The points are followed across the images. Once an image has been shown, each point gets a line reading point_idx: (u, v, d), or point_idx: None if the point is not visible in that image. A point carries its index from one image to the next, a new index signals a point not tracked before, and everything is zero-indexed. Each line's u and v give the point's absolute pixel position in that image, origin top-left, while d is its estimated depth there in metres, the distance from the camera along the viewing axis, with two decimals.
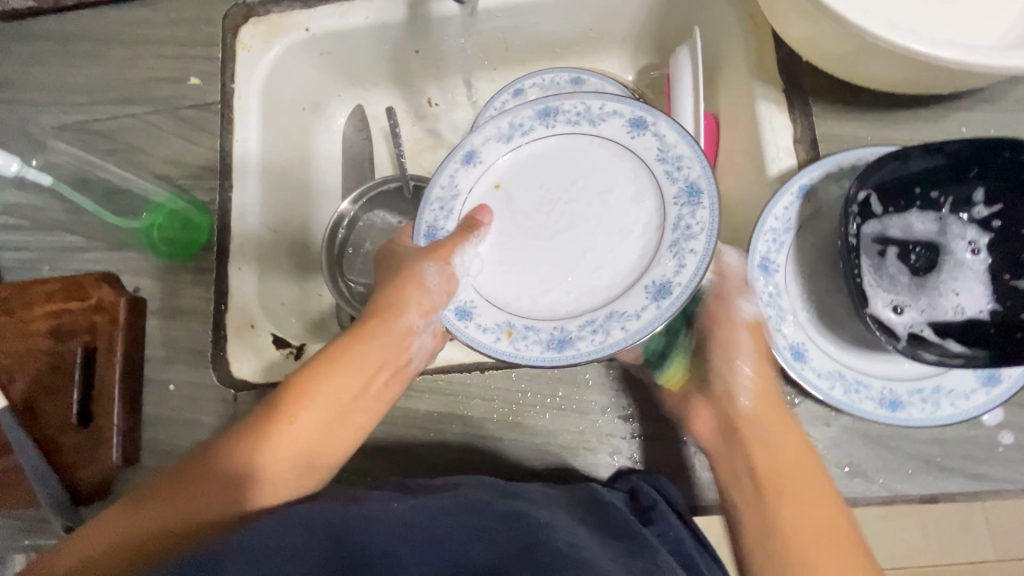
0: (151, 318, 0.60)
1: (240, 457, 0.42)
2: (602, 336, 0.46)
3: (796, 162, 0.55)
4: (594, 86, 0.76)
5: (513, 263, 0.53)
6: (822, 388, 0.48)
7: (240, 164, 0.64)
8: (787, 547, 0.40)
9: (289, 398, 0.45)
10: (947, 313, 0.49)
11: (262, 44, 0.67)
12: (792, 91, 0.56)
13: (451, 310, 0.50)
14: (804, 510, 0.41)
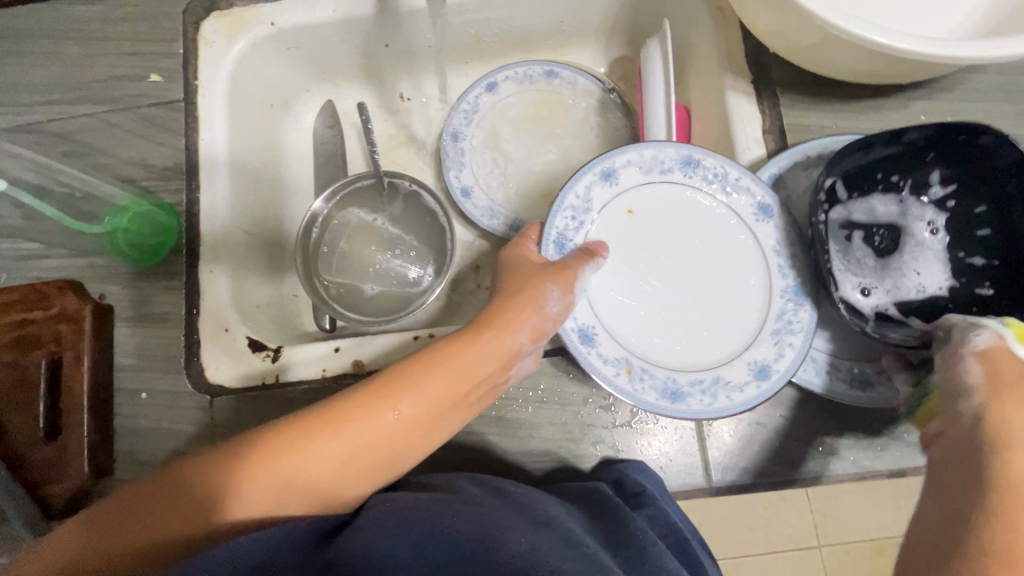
0: (120, 325, 0.58)
1: (244, 472, 0.39)
2: (711, 401, 0.49)
3: (765, 152, 0.56)
4: (565, 79, 0.77)
5: (619, 307, 0.53)
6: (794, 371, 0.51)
7: (208, 164, 0.62)
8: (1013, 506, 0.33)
9: (326, 413, 0.42)
10: (909, 293, 0.51)
11: (227, 39, 0.65)
12: (760, 82, 0.57)
13: (576, 332, 0.50)
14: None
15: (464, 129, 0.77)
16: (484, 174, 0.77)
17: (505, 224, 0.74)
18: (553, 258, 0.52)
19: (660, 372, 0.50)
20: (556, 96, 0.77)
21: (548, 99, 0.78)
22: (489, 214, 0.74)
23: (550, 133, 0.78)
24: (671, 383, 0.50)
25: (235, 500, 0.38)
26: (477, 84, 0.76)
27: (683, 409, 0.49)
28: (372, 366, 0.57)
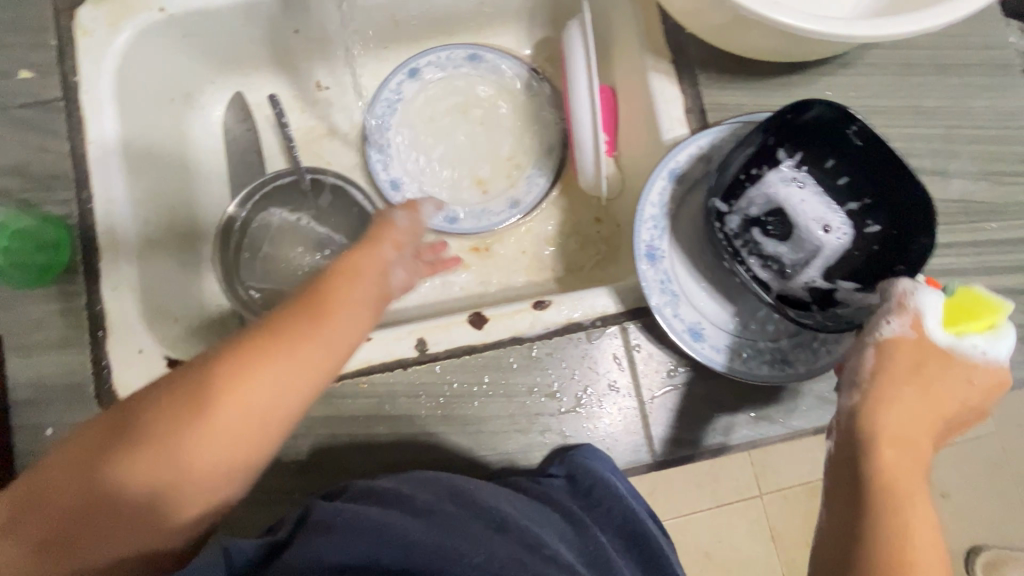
0: (13, 356, 0.52)
1: (173, 460, 0.40)
2: (824, 355, 0.50)
3: (688, 131, 0.57)
4: (491, 62, 0.75)
5: (710, 294, 0.53)
6: (721, 361, 0.51)
7: (100, 169, 0.56)
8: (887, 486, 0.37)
9: (233, 376, 0.41)
10: (832, 251, 0.52)
11: (109, 27, 0.58)
12: (679, 62, 0.58)
13: (686, 332, 0.51)
14: (910, 454, 0.38)
15: (390, 117, 0.74)
16: (414, 166, 0.75)
17: (440, 215, 0.73)
18: (648, 270, 0.52)
19: (765, 342, 0.52)
20: (483, 80, 0.75)
21: (476, 83, 0.75)
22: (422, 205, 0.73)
23: (479, 118, 0.76)
24: (781, 350, 0.51)
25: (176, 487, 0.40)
26: (399, 69, 0.73)
27: (801, 369, 0.51)
28: None
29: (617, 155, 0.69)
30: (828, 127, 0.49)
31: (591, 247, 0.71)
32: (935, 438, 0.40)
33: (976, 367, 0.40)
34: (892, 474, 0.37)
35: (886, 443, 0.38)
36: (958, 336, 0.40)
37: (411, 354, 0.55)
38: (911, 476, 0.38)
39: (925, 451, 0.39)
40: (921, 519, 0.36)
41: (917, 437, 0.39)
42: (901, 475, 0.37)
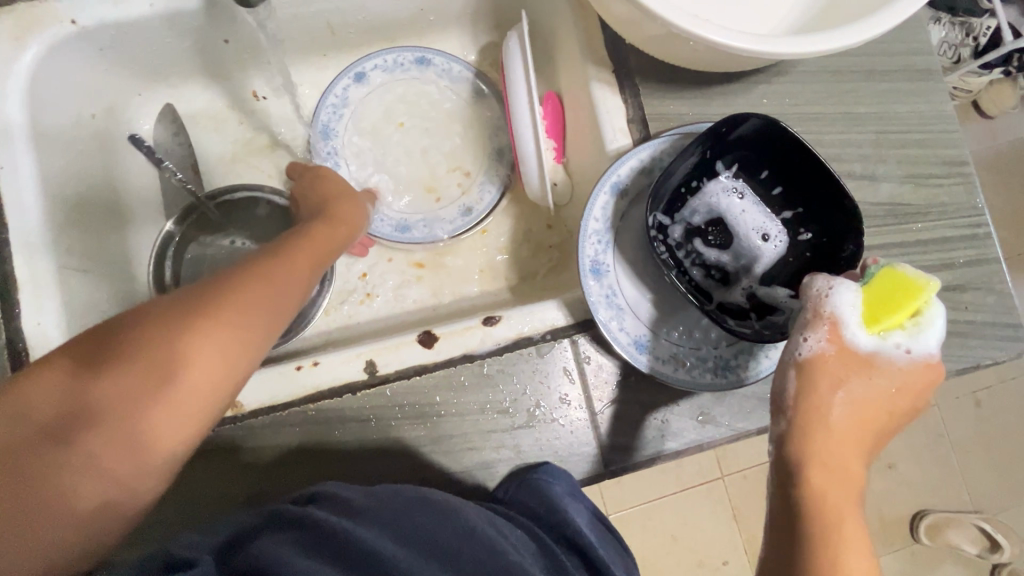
0: None
1: (159, 394, 0.38)
2: (763, 359, 0.52)
3: (630, 141, 0.57)
4: (437, 66, 0.73)
5: (656, 304, 0.54)
6: (666, 372, 0.52)
7: (13, 196, 0.53)
8: (816, 502, 0.39)
9: (197, 326, 0.39)
10: (767, 257, 0.54)
11: (14, 42, 0.54)
12: (620, 72, 0.58)
13: (631, 345, 0.52)
14: (837, 465, 0.40)
15: (334, 126, 0.72)
16: (362, 176, 0.72)
17: (391, 226, 0.71)
18: (594, 285, 0.52)
19: (708, 350, 0.53)
20: (429, 85, 0.74)
21: (422, 88, 0.74)
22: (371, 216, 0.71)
23: (428, 124, 0.74)
24: (723, 358, 0.53)
25: (143, 450, 0.37)
26: (342, 74, 0.71)
27: (742, 375, 0.52)
28: (254, 405, 0.53)
29: (565, 161, 0.69)
30: (761, 140, 0.51)
31: (543, 253, 0.72)
32: (868, 447, 0.42)
33: (899, 367, 0.42)
34: (819, 489, 0.39)
35: (815, 456, 0.40)
36: (881, 331, 0.42)
37: (361, 378, 0.54)
38: (840, 488, 0.40)
39: (854, 463, 0.41)
40: (849, 531, 0.38)
41: (845, 450, 0.41)
42: (830, 487, 0.39)
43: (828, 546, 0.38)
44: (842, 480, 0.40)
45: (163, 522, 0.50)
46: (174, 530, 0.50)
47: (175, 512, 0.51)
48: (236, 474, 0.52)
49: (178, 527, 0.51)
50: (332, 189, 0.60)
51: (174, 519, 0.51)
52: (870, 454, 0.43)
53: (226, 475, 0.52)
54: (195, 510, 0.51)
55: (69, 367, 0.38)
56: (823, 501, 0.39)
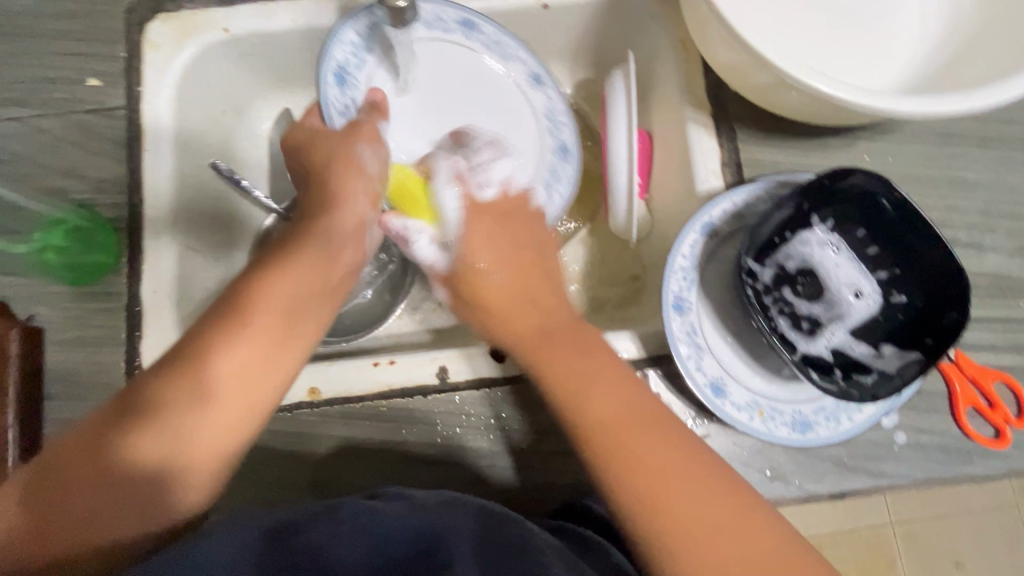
0: (52, 351, 0.55)
1: (207, 388, 0.42)
2: (837, 423, 0.50)
3: (723, 184, 0.58)
4: (521, 63, 0.65)
5: (734, 352, 0.53)
6: (741, 420, 0.50)
7: (150, 177, 0.58)
8: (621, 470, 0.41)
9: (236, 330, 0.44)
10: (858, 315, 0.52)
11: (175, 43, 0.61)
12: (718, 116, 0.59)
13: (707, 386, 0.51)
14: (618, 441, 0.42)
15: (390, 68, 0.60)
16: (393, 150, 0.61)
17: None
18: (675, 321, 0.52)
19: (785, 402, 0.51)
20: (511, 78, 0.65)
21: (500, 78, 0.65)
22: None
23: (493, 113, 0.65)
24: (802, 414, 0.51)
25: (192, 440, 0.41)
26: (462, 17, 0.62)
27: (818, 435, 0.50)
28: (330, 395, 0.55)
29: (648, 196, 0.69)
30: (863, 197, 0.50)
31: (615, 286, 0.72)
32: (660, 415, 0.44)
33: (483, 202, 0.55)
34: (606, 443, 0.42)
35: (588, 406, 0.44)
36: (428, 201, 0.53)
37: (433, 382, 0.55)
38: (630, 437, 0.42)
39: (647, 435, 0.42)
40: (676, 488, 0.40)
41: (613, 425, 0.43)
42: (610, 432, 0.43)
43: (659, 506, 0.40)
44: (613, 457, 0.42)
45: (234, 492, 0.53)
46: (241, 504, 0.53)
47: (244, 487, 0.53)
48: (303, 460, 0.54)
49: (244, 500, 0.53)
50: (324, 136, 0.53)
51: (242, 493, 0.53)
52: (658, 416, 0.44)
53: (292, 456, 0.54)
54: (261, 489, 0.53)
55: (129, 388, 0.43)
56: (630, 473, 0.41)
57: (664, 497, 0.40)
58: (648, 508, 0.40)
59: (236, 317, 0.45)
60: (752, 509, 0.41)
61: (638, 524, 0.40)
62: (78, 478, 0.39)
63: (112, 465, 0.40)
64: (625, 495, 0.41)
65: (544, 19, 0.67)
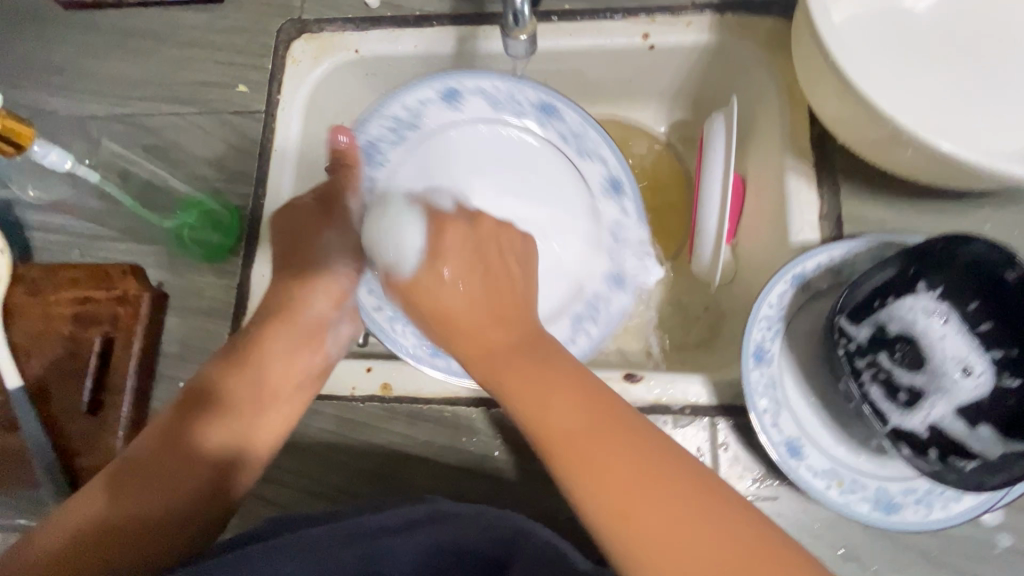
0: (171, 315, 0.62)
1: (272, 374, 0.53)
2: (929, 511, 0.46)
3: (818, 237, 0.56)
4: (602, 163, 0.64)
5: (812, 413, 0.50)
6: (816, 487, 0.47)
7: (274, 175, 0.65)
8: (617, 510, 0.34)
9: (267, 334, 0.54)
10: (964, 395, 0.47)
11: (312, 59, 0.68)
12: (821, 168, 0.58)
13: (781, 445, 0.48)
14: (622, 494, 0.34)
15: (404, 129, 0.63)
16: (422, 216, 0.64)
17: (417, 337, 0.58)
18: (753, 371, 0.50)
19: (869, 477, 0.47)
20: (585, 176, 0.65)
21: (574, 177, 0.65)
22: (389, 311, 0.59)
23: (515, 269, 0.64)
24: (886, 492, 0.47)
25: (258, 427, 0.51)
26: (430, 84, 0.62)
27: (905, 520, 0.46)
28: (400, 393, 0.57)
29: (735, 242, 0.68)
30: (981, 266, 0.46)
31: (690, 328, 0.70)
32: (619, 461, 0.35)
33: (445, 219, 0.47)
34: (628, 525, 0.33)
35: (545, 422, 0.38)
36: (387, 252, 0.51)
37: (497, 396, 0.57)
38: (617, 499, 0.34)
39: (632, 482, 0.34)
40: (685, 534, 0.33)
41: (609, 477, 0.35)
42: (630, 506, 0.34)
43: (673, 574, 0.32)
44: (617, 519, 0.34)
45: (298, 469, 0.57)
46: (302, 484, 0.56)
47: (308, 468, 0.57)
48: (368, 451, 0.56)
49: (305, 481, 0.56)
50: (305, 214, 0.57)
51: (305, 473, 0.57)
52: (627, 463, 0.35)
53: (356, 448, 0.57)
54: (325, 472, 0.56)
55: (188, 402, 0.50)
56: (627, 510, 0.34)
57: (653, 535, 0.33)
58: (644, 568, 0.33)
59: (276, 315, 0.55)
60: (732, 514, 0.34)
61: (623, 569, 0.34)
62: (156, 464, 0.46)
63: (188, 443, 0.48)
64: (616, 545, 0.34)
65: (648, 59, 0.68)
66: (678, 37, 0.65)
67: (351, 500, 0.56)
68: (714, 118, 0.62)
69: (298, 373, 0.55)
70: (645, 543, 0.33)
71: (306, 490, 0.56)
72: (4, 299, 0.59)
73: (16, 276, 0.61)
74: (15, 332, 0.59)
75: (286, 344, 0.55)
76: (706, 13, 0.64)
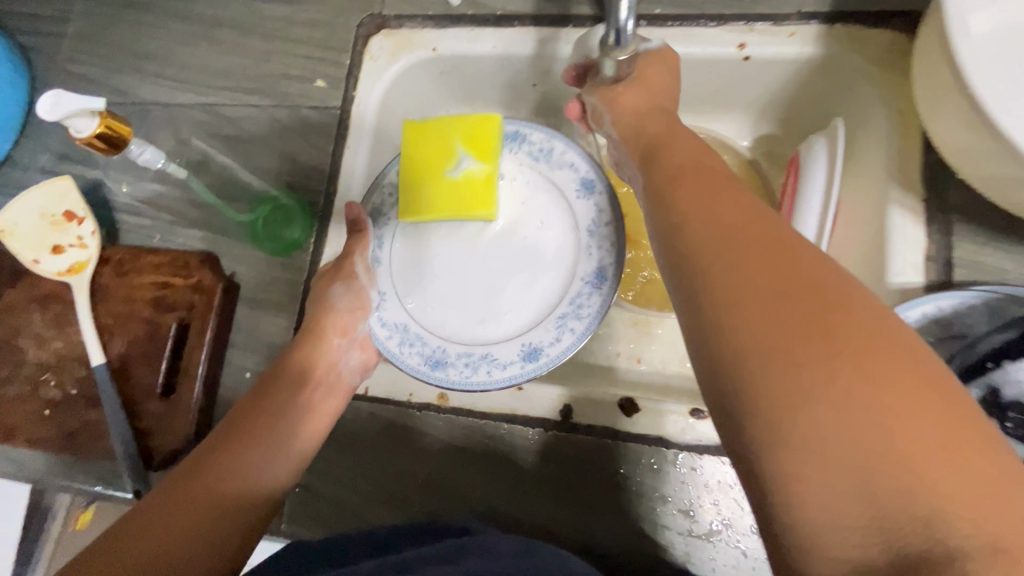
0: (241, 306, 0.64)
1: (302, 387, 0.52)
2: None
3: (923, 281, 0.50)
4: (572, 169, 0.60)
5: None
6: None
7: (345, 173, 0.65)
8: (811, 370, 0.29)
9: (302, 351, 0.54)
10: None
11: (390, 56, 0.68)
12: (932, 203, 0.52)
13: None
14: (822, 351, 0.30)
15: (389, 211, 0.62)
16: (441, 237, 0.61)
17: (422, 356, 0.57)
18: None
19: None
20: (557, 185, 0.60)
21: (546, 189, 0.61)
22: (400, 337, 0.58)
23: (509, 271, 0.60)
24: None
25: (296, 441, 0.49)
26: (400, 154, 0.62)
27: None
28: (457, 403, 0.57)
29: None
30: None
31: None
32: (814, 312, 0.31)
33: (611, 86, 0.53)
34: (818, 355, 0.29)
35: (722, 262, 0.34)
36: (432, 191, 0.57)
37: (555, 418, 0.55)
38: (814, 340, 0.30)
39: (844, 345, 0.29)
40: (894, 407, 0.28)
41: (806, 322, 0.30)
42: (825, 355, 0.29)
43: (874, 444, 0.28)
44: (819, 357, 0.29)
45: (353, 471, 0.57)
46: (355, 486, 0.57)
47: (361, 471, 0.57)
48: (422, 460, 0.56)
49: (358, 484, 0.57)
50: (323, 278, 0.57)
51: (359, 476, 0.57)
52: (826, 328, 0.30)
53: (410, 456, 0.57)
54: (378, 477, 0.57)
55: (229, 424, 0.49)
56: (828, 358, 0.29)
57: (860, 400, 0.28)
58: (828, 430, 0.28)
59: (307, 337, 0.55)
60: (939, 396, 0.29)
61: (779, 468, 0.29)
62: (193, 488, 0.42)
63: (228, 458, 0.45)
64: (814, 426, 0.29)
65: (741, 70, 0.63)
66: (777, 48, 0.60)
67: (402, 508, 0.56)
68: (836, 123, 0.56)
69: (329, 389, 0.54)
70: (837, 409, 0.28)
71: (359, 491, 0.57)
72: (91, 278, 0.63)
73: (105, 257, 0.64)
74: (100, 311, 0.62)
75: (319, 362, 0.54)
76: (812, 23, 0.59)
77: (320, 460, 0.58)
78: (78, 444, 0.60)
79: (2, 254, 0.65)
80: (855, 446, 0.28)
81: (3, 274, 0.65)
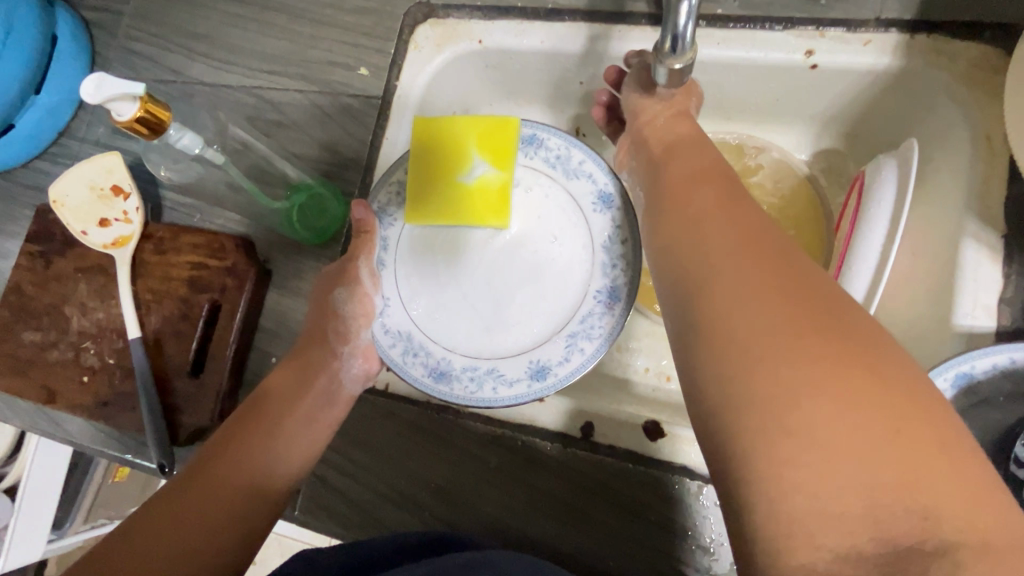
0: (272, 291, 0.64)
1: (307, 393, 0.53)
2: None
3: (995, 327, 0.46)
4: (591, 180, 0.57)
5: None
6: None
7: (381, 165, 0.64)
8: (790, 378, 0.29)
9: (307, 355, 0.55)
10: None
11: (435, 47, 0.66)
12: (1014, 240, 0.47)
13: None
14: (806, 361, 0.29)
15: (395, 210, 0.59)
16: (452, 244, 0.59)
17: (426, 368, 0.55)
18: None
19: None
20: (573, 197, 0.57)
21: (564, 203, 0.58)
22: (403, 346, 0.55)
23: (519, 283, 0.58)
24: None
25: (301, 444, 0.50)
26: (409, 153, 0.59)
27: None
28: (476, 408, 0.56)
29: None
30: None
31: None
32: (797, 323, 0.31)
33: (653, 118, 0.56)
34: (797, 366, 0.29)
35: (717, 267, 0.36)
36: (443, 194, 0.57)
37: (576, 435, 0.53)
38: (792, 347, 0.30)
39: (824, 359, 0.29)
40: (867, 423, 0.27)
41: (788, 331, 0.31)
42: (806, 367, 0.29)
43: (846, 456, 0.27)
44: (799, 365, 0.29)
45: (367, 467, 0.57)
46: (369, 483, 0.57)
47: (375, 468, 0.57)
48: (435, 464, 0.56)
49: (371, 480, 0.57)
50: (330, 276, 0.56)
51: (373, 473, 0.57)
52: (810, 340, 0.30)
53: (425, 457, 0.56)
54: (392, 476, 0.56)
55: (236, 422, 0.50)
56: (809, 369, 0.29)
57: (839, 415, 0.28)
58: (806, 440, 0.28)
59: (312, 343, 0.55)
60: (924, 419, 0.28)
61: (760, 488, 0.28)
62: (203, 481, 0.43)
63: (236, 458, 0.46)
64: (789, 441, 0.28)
65: (806, 79, 0.59)
66: (850, 58, 0.55)
67: (413, 509, 0.55)
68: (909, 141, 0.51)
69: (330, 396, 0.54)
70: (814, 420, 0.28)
71: (373, 488, 0.57)
72: (133, 254, 0.64)
73: (147, 233, 0.65)
74: (139, 286, 0.63)
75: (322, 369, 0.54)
76: (891, 32, 0.54)
77: (336, 452, 0.58)
78: (112, 414, 0.62)
79: (54, 223, 0.68)
80: (820, 438, 0.27)
81: (54, 243, 0.67)
